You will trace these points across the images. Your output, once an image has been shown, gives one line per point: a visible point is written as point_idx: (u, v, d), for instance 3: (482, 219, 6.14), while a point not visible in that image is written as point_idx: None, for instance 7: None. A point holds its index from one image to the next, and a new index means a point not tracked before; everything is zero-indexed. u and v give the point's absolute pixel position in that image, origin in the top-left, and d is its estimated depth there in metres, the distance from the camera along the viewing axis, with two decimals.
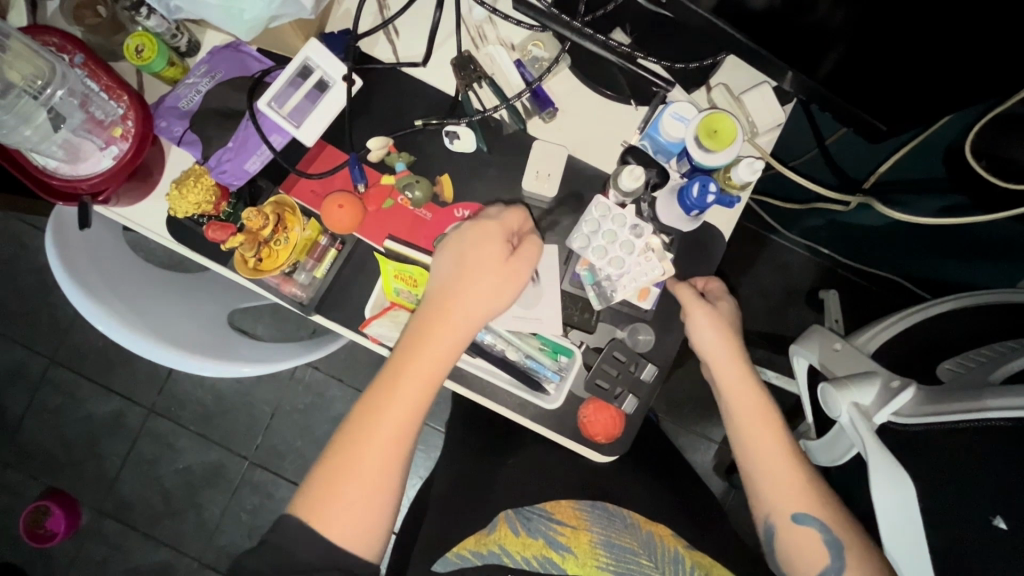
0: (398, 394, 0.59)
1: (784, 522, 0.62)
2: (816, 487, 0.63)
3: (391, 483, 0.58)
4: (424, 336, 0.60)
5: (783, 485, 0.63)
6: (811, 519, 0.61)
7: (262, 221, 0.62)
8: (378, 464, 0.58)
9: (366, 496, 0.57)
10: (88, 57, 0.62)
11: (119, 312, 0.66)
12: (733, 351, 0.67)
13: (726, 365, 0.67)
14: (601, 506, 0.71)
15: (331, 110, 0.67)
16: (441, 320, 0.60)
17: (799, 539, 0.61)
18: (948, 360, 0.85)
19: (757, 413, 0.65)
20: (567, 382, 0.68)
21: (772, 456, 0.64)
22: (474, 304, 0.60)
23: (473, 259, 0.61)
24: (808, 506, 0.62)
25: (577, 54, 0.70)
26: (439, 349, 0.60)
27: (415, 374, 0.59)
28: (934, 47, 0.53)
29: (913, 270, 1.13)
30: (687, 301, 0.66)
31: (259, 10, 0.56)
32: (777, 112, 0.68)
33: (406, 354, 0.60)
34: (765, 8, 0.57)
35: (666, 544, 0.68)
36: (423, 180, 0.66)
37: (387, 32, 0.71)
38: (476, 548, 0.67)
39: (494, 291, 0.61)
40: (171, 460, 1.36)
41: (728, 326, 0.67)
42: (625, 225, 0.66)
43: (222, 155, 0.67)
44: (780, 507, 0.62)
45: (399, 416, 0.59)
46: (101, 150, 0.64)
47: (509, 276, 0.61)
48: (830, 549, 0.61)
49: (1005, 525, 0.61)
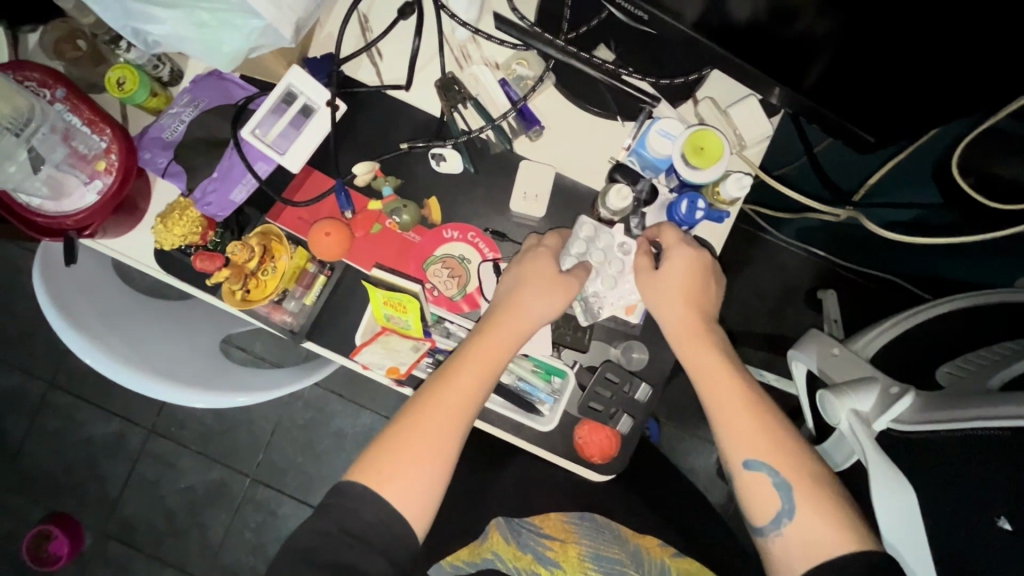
0: (458, 382, 0.59)
1: (735, 469, 0.58)
2: (778, 433, 0.58)
3: (446, 461, 0.57)
4: (489, 333, 0.61)
5: (734, 435, 0.58)
6: (760, 463, 0.57)
7: (247, 254, 0.62)
8: (406, 480, 0.55)
9: (421, 472, 0.56)
10: (70, 91, 0.62)
11: (110, 347, 0.66)
12: (686, 304, 0.63)
13: (677, 319, 0.63)
14: (589, 517, 0.70)
15: (314, 136, 0.66)
16: (501, 324, 0.61)
17: (750, 486, 0.57)
18: (946, 364, 0.84)
19: (710, 370, 0.61)
20: (561, 404, 0.67)
21: (722, 406, 0.59)
22: (540, 303, 0.61)
23: (529, 272, 0.63)
24: (761, 450, 0.57)
25: (562, 71, 0.69)
26: (498, 346, 0.60)
27: (465, 379, 0.59)
28: (921, 60, 0.52)
29: (911, 268, 1.13)
30: (638, 267, 0.64)
31: (238, 43, 0.55)
32: (765, 124, 0.68)
33: (466, 350, 0.60)
34: (748, 21, 0.56)
35: (653, 556, 0.67)
36: (411, 204, 0.67)
37: (371, 55, 0.71)
38: (470, 558, 0.67)
39: (553, 299, 0.62)
40: (173, 480, 1.36)
41: (678, 282, 0.62)
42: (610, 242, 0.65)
43: (206, 187, 0.66)
44: (728, 454, 0.58)
45: (446, 417, 0.58)
46: (85, 185, 0.63)
47: (573, 282, 0.62)
48: (780, 493, 0.56)
49: (1010, 526, 0.60)
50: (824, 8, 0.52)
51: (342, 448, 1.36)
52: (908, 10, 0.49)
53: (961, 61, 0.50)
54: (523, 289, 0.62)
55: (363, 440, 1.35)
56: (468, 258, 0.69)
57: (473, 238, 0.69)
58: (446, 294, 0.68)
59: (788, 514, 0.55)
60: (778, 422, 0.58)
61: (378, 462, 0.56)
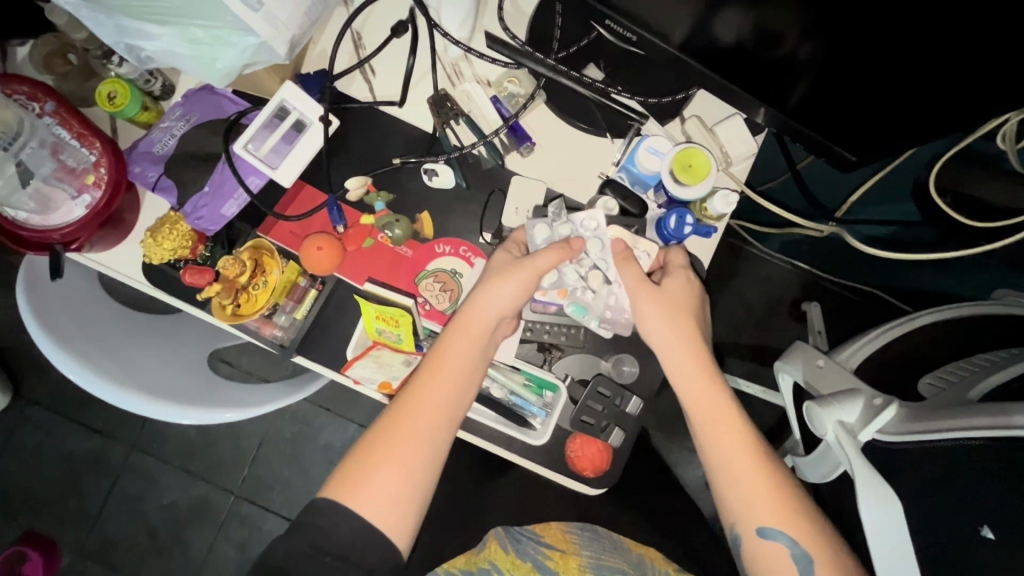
0: (431, 385, 0.58)
1: (751, 536, 0.57)
2: (792, 495, 0.57)
3: (434, 452, 0.57)
4: (455, 331, 0.60)
5: (744, 498, 0.57)
6: (779, 532, 0.56)
7: (238, 268, 0.62)
8: (384, 484, 0.55)
9: (413, 468, 0.56)
10: (60, 104, 0.62)
11: (95, 363, 0.65)
12: (697, 359, 0.62)
13: (690, 374, 0.62)
14: (590, 529, 0.70)
15: (307, 151, 0.67)
16: (467, 320, 0.60)
17: (767, 554, 0.56)
18: (928, 375, 0.85)
19: (717, 424, 0.60)
20: (552, 418, 0.67)
21: (734, 470, 0.58)
22: (509, 290, 0.60)
23: (492, 268, 0.62)
24: (778, 518, 0.56)
25: (553, 89, 0.70)
26: (467, 344, 0.60)
27: (437, 381, 0.59)
28: (901, 86, 0.54)
29: (894, 280, 1.15)
30: (637, 284, 0.63)
31: (232, 59, 0.56)
32: (750, 142, 0.69)
33: (437, 350, 0.60)
34: (734, 44, 0.59)
35: (654, 565, 0.67)
36: (403, 219, 0.67)
37: (364, 71, 0.71)
38: (467, 566, 0.67)
39: (514, 287, 0.60)
40: (154, 498, 1.33)
41: (679, 314, 0.62)
42: (599, 227, 0.64)
43: (197, 201, 0.65)
44: (742, 520, 0.57)
45: (422, 422, 0.57)
46: (74, 198, 0.63)
47: (534, 270, 0.60)
48: (799, 564, 0.55)
49: (993, 535, 0.62)
50: (806, 33, 0.54)
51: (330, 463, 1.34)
52: (887, 38, 0.51)
53: (939, 90, 0.51)
54: (491, 280, 0.60)
55: None
56: (459, 271, 0.69)
57: (466, 252, 0.69)
58: (438, 308, 0.68)
59: None
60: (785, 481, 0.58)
61: (365, 459, 0.56)
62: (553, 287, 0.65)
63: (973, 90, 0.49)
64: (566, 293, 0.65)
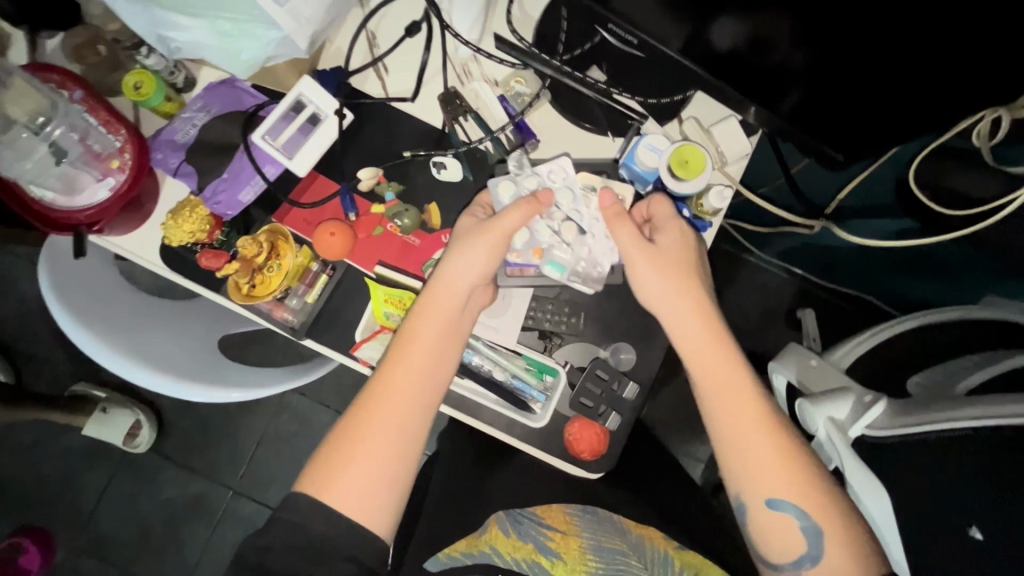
0: (410, 356, 0.62)
1: (760, 508, 0.60)
2: (806, 463, 0.60)
3: (422, 420, 0.61)
4: (426, 301, 0.63)
5: (754, 470, 0.60)
6: (786, 505, 0.59)
7: (256, 249, 0.65)
8: (362, 467, 0.58)
9: (401, 445, 0.60)
10: (87, 93, 0.65)
11: (113, 341, 0.67)
12: (704, 321, 0.64)
13: (698, 338, 0.64)
14: (591, 510, 0.71)
15: (322, 142, 0.70)
16: (437, 290, 0.63)
17: (772, 523, 0.60)
18: (916, 375, 0.87)
19: (723, 387, 0.63)
20: (552, 402, 0.69)
21: (737, 436, 0.61)
22: (476, 254, 0.62)
23: (458, 237, 0.64)
24: (784, 490, 0.59)
25: (557, 89, 0.74)
26: (439, 313, 0.63)
27: (414, 352, 0.62)
28: (886, 91, 0.57)
29: (886, 287, 1.18)
30: (628, 241, 0.64)
31: (256, 51, 0.59)
32: (744, 142, 0.73)
33: (411, 321, 0.63)
34: (728, 49, 0.62)
35: (654, 545, 0.68)
36: (412, 209, 0.70)
37: (378, 69, 0.75)
38: (466, 550, 0.67)
39: (479, 254, 0.62)
40: (153, 492, 1.34)
41: (680, 276, 0.64)
42: (565, 177, 0.66)
43: (216, 187, 0.69)
44: (751, 493, 0.60)
45: (406, 394, 0.61)
46: (98, 181, 0.66)
47: (499, 235, 0.62)
48: (809, 536, 0.58)
49: (980, 535, 0.66)
50: (796, 42, 0.57)
51: None
52: (873, 49, 0.54)
53: (922, 92, 0.55)
54: (457, 250, 0.63)
55: None
56: None
57: None
58: None
59: (812, 558, 0.58)
60: (791, 447, 0.60)
61: (349, 444, 0.59)
62: (527, 247, 0.67)
63: (954, 90, 0.53)
64: (541, 252, 0.67)
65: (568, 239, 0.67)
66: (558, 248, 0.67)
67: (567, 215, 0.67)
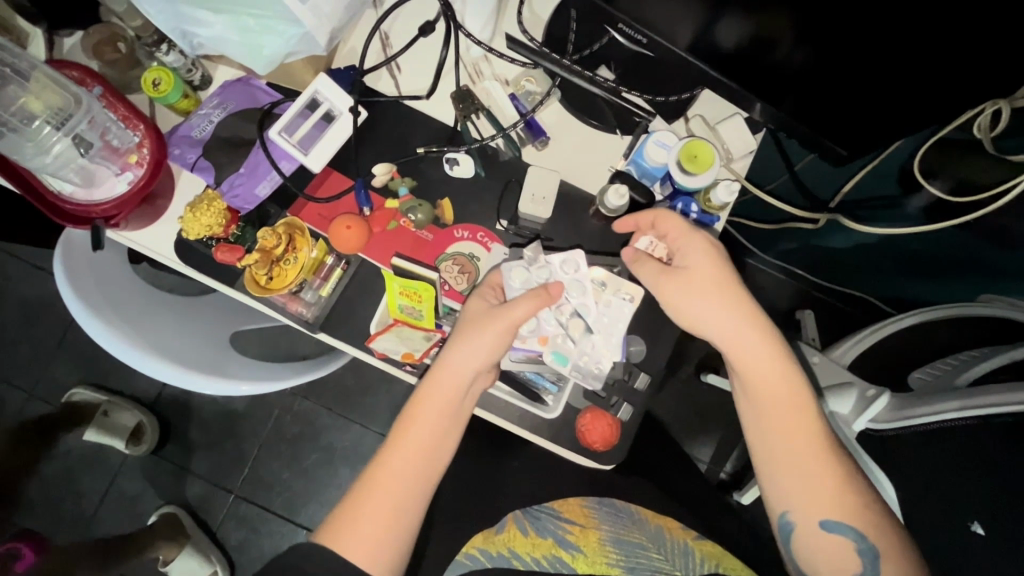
0: (415, 434, 0.62)
1: (817, 532, 0.59)
2: (857, 491, 0.59)
3: (425, 488, 0.62)
4: (431, 381, 0.62)
5: (804, 492, 0.59)
6: (847, 530, 0.59)
7: (275, 240, 0.66)
8: (370, 530, 0.58)
9: (405, 509, 0.60)
10: (106, 89, 0.66)
11: (130, 336, 0.67)
12: (753, 330, 0.63)
13: (747, 351, 0.63)
14: (608, 502, 0.73)
15: (337, 139, 0.71)
16: (443, 374, 0.62)
17: (828, 548, 0.59)
18: (917, 370, 0.89)
19: (779, 401, 0.62)
20: (564, 393, 0.70)
21: (785, 451, 0.61)
22: (481, 344, 0.62)
23: (466, 322, 0.64)
24: (845, 515, 0.59)
25: (567, 88, 0.76)
26: (443, 396, 0.62)
27: (419, 430, 0.62)
28: (886, 84, 0.59)
29: (881, 288, 1.21)
30: (656, 273, 0.65)
31: (278, 46, 0.60)
32: (750, 140, 0.75)
33: (416, 400, 0.63)
34: (734, 48, 0.64)
35: (674, 536, 0.71)
36: (425, 204, 0.71)
37: (391, 69, 0.77)
38: (486, 547, 0.70)
39: (485, 341, 0.62)
40: (153, 496, 1.33)
41: (716, 293, 0.63)
42: (578, 272, 0.68)
43: (234, 180, 0.70)
44: (804, 514, 0.59)
45: (410, 472, 0.61)
46: (117, 176, 0.67)
47: (508, 326, 0.62)
48: (864, 558, 0.58)
49: (982, 530, 0.65)
50: (797, 41, 0.60)
51: (332, 463, 1.35)
52: (870, 44, 0.56)
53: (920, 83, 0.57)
54: (460, 339, 0.62)
55: (352, 455, 1.35)
56: (476, 255, 0.73)
57: (482, 237, 0.74)
58: (457, 288, 0.72)
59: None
60: (846, 483, 0.59)
61: (356, 505, 0.60)
62: (533, 335, 0.67)
63: (952, 79, 0.55)
64: (546, 341, 0.67)
65: (574, 334, 0.67)
66: (564, 341, 0.67)
67: (575, 309, 0.68)
